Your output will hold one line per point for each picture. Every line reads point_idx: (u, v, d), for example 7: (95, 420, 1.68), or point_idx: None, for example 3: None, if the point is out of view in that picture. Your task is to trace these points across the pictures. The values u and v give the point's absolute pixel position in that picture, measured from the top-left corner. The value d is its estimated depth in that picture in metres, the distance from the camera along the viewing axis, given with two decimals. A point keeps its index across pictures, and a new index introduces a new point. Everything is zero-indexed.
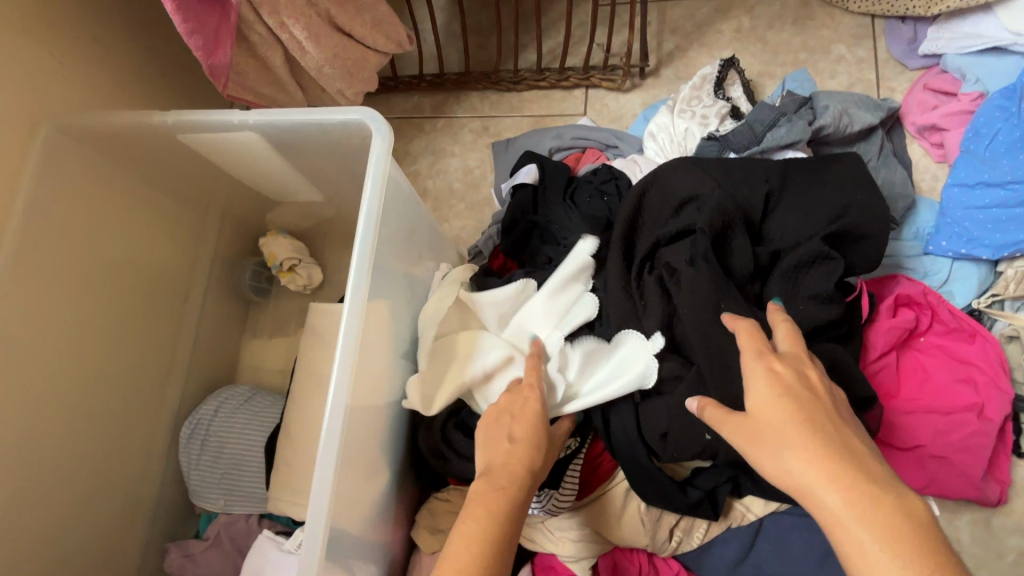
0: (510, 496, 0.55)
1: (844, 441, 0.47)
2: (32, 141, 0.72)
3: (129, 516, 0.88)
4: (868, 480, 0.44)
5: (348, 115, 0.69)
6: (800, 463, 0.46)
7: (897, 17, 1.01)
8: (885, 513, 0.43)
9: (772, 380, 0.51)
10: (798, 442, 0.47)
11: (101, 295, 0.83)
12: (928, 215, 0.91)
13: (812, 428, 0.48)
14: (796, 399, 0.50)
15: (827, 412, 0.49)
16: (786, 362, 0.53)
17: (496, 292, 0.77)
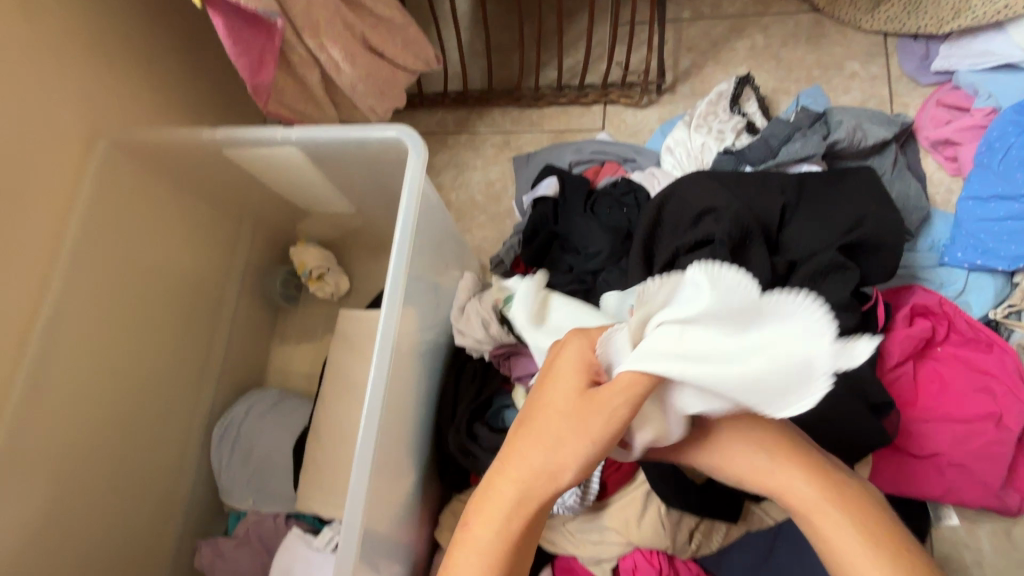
0: (517, 507, 0.48)
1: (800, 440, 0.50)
2: (89, 155, 0.77)
3: (163, 513, 0.92)
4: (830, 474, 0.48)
5: (386, 132, 0.73)
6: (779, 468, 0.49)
7: (909, 35, 1.03)
8: (855, 506, 0.47)
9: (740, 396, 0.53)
10: (767, 446, 0.50)
11: (146, 300, 0.87)
12: (943, 227, 0.92)
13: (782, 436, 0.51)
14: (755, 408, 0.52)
15: (780, 411, 0.52)
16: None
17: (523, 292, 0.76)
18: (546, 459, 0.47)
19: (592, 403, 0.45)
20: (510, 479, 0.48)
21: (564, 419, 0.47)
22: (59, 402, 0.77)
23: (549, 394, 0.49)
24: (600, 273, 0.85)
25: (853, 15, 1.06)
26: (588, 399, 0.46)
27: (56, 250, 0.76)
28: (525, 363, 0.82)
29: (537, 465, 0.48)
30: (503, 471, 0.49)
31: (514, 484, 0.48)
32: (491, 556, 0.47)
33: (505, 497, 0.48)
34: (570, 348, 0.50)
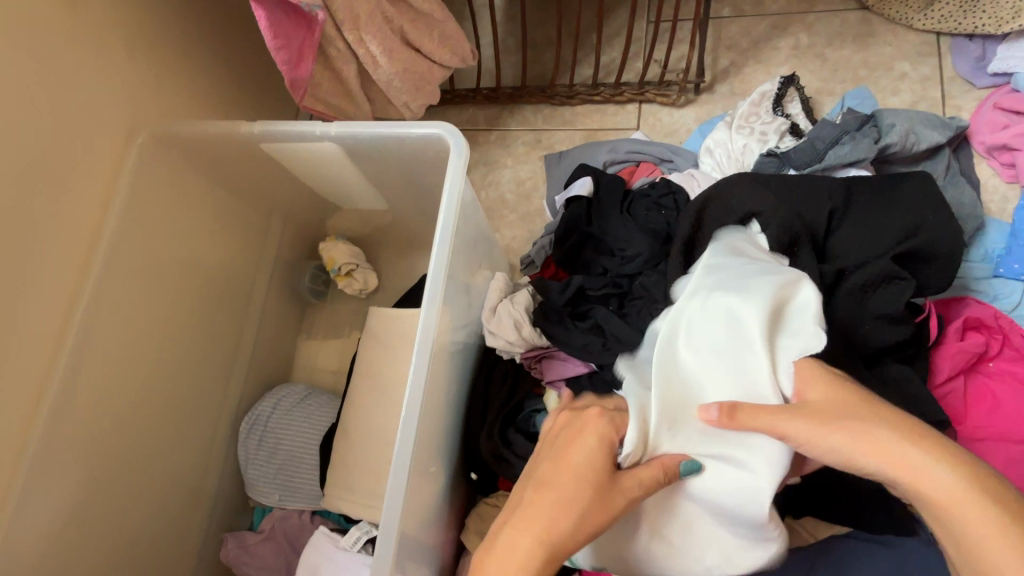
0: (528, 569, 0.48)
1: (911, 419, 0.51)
2: (128, 147, 0.77)
3: (191, 505, 0.92)
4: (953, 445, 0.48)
5: (427, 129, 0.72)
6: (899, 441, 0.48)
7: (964, 35, 0.99)
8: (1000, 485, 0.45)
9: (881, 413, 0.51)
10: (888, 422, 0.50)
11: (179, 293, 0.87)
12: (998, 236, 0.88)
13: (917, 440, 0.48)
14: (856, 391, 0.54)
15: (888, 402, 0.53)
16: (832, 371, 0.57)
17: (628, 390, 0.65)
18: (563, 525, 0.50)
19: (613, 482, 0.52)
20: (533, 534, 0.49)
21: (589, 493, 0.51)
22: (93, 393, 0.78)
23: (572, 464, 0.53)
24: (637, 277, 0.82)
25: (904, 14, 1.02)
26: (608, 482, 0.52)
27: (95, 241, 0.76)
28: (558, 367, 0.81)
29: (551, 521, 0.50)
30: (523, 524, 0.50)
31: (524, 543, 0.49)
32: None
33: (519, 548, 0.49)
34: (594, 426, 0.56)
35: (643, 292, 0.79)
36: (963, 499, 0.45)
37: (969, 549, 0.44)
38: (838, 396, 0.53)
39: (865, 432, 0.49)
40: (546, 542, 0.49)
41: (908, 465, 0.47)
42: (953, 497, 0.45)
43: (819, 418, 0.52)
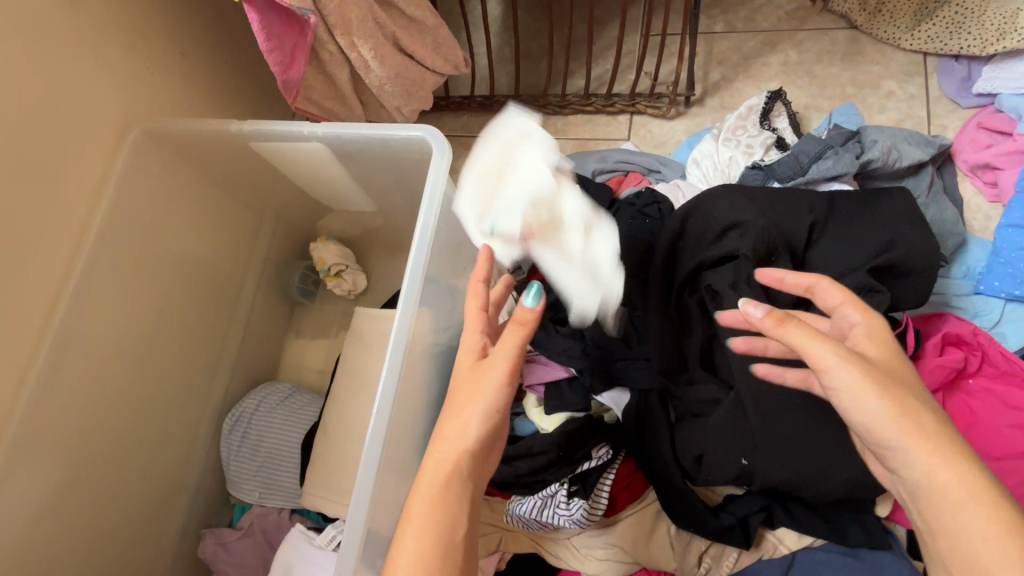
0: (465, 435, 0.57)
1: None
2: (122, 141, 0.79)
3: (171, 499, 0.92)
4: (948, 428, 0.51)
5: (412, 132, 0.74)
6: (917, 410, 0.49)
7: (951, 56, 1.01)
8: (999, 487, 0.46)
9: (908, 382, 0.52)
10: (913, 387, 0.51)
11: (167, 287, 0.88)
12: (979, 254, 0.89)
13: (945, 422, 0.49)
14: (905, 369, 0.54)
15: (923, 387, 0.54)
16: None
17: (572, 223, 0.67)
18: (457, 419, 0.58)
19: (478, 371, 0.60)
20: (454, 420, 0.58)
21: (467, 378, 0.60)
22: (78, 384, 0.79)
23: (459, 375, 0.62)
24: None
25: (892, 33, 1.03)
26: (478, 365, 0.61)
27: (84, 232, 0.77)
28: (538, 371, 0.81)
29: (466, 398, 0.58)
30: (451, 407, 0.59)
31: (449, 431, 0.58)
32: (440, 479, 0.56)
33: (443, 432, 0.58)
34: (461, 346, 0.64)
35: None
36: (982, 498, 0.45)
37: (964, 522, 0.45)
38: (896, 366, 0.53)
39: (904, 401, 0.49)
40: (461, 422, 0.58)
41: (929, 438, 0.47)
42: (967, 494, 0.45)
43: (873, 372, 0.50)
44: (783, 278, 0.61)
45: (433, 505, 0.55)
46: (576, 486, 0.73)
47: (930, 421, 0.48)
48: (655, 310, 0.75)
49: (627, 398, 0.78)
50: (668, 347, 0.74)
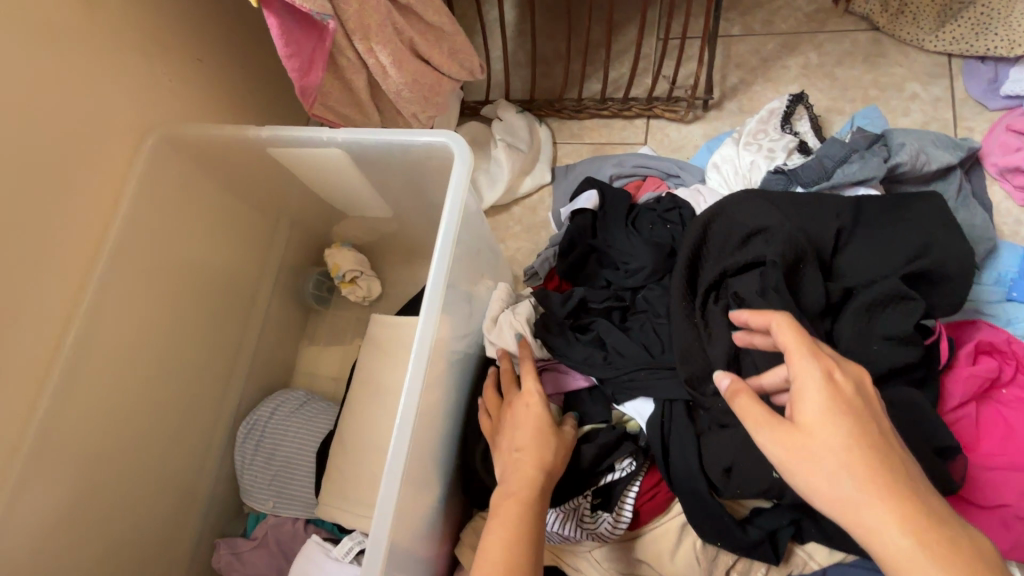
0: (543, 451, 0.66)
1: (884, 430, 0.47)
2: (139, 148, 0.79)
3: (185, 508, 0.91)
4: (903, 476, 0.44)
5: (431, 138, 0.73)
6: (835, 476, 0.44)
7: (977, 58, 0.99)
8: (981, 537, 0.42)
9: (853, 433, 0.46)
10: (846, 442, 0.45)
11: (182, 295, 0.88)
12: (1011, 260, 0.87)
13: (887, 483, 0.44)
14: (856, 417, 0.46)
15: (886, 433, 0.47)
16: (845, 369, 0.49)
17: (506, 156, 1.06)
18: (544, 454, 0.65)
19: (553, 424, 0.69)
20: (532, 434, 0.67)
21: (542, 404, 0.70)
22: (93, 392, 0.78)
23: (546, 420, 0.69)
24: (640, 290, 0.82)
25: (915, 35, 1.02)
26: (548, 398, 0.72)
27: (101, 240, 0.77)
28: (558, 379, 0.80)
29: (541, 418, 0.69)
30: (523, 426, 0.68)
31: (529, 441, 0.67)
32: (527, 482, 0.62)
33: (527, 443, 0.66)
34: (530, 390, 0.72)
35: (645, 306, 0.81)
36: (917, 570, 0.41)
37: None
38: (836, 422, 0.46)
39: (810, 464, 0.45)
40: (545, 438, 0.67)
41: (848, 508, 0.44)
42: (908, 560, 0.41)
43: (792, 441, 0.47)
44: (744, 321, 0.56)
45: (519, 519, 0.59)
46: (600, 499, 0.73)
47: (854, 488, 0.44)
48: (679, 318, 0.73)
49: (651, 407, 0.75)
50: (693, 353, 0.72)
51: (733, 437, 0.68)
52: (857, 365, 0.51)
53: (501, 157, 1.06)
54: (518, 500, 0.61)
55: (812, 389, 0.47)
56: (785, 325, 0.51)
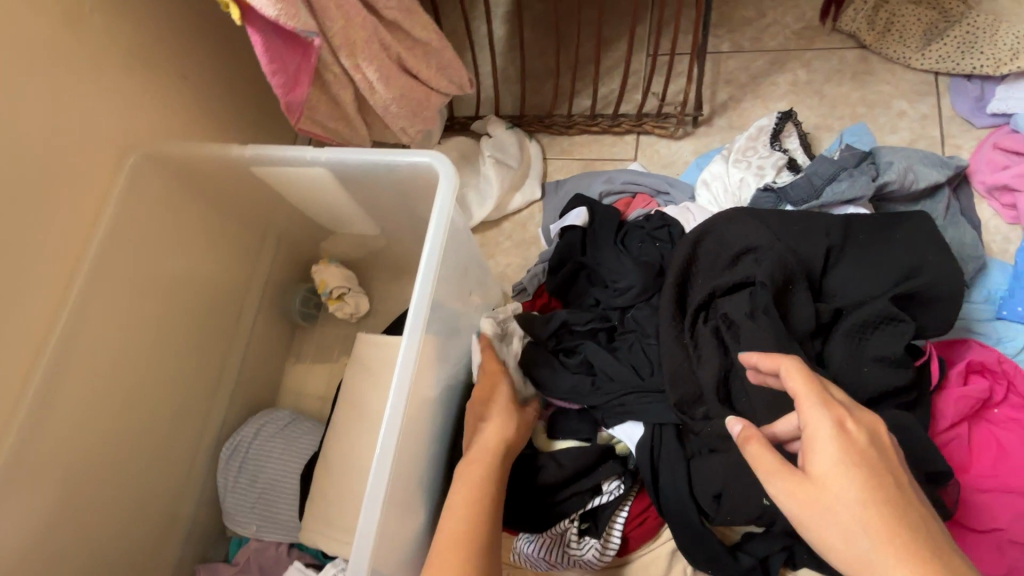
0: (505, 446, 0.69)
1: (901, 481, 0.46)
2: (120, 165, 0.77)
3: (164, 533, 0.89)
4: (917, 531, 0.43)
5: (417, 157, 0.72)
6: (851, 533, 0.43)
7: (963, 75, 0.99)
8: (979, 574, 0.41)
9: (868, 487, 0.44)
10: (862, 497, 0.44)
11: (164, 313, 0.86)
12: (1000, 278, 0.86)
13: (905, 541, 0.42)
14: (870, 469, 0.45)
15: (905, 487, 0.45)
16: (858, 420, 0.47)
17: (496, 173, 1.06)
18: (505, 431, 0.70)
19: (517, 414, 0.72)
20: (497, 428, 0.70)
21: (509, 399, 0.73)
22: (70, 414, 0.76)
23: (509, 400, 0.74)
24: (629, 310, 0.81)
25: (902, 53, 1.02)
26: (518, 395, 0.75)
27: (79, 259, 0.75)
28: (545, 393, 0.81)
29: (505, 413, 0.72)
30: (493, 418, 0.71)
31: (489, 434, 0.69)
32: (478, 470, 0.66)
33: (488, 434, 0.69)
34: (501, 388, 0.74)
35: (634, 326, 0.80)
36: None
37: None
38: (849, 474, 0.45)
39: (823, 517, 0.44)
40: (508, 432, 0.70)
41: (865, 566, 0.42)
42: None
43: (806, 495, 0.45)
44: (754, 363, 0.54)
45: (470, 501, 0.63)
46: (588, 523, 0.72)
47: (868, 544, 0.43)
48: (668, 338, 0.72)
49: (640, 431, 0.74)
50: (682, 376, 0.71)
51: (724, 463, 0.66)
52: (870, 414, 0.49)
53: (491, 174, 1.06)
54: (481, 465, 0.66)
55: (823, 440, 0.46)
56: (795, 370, 0.50)
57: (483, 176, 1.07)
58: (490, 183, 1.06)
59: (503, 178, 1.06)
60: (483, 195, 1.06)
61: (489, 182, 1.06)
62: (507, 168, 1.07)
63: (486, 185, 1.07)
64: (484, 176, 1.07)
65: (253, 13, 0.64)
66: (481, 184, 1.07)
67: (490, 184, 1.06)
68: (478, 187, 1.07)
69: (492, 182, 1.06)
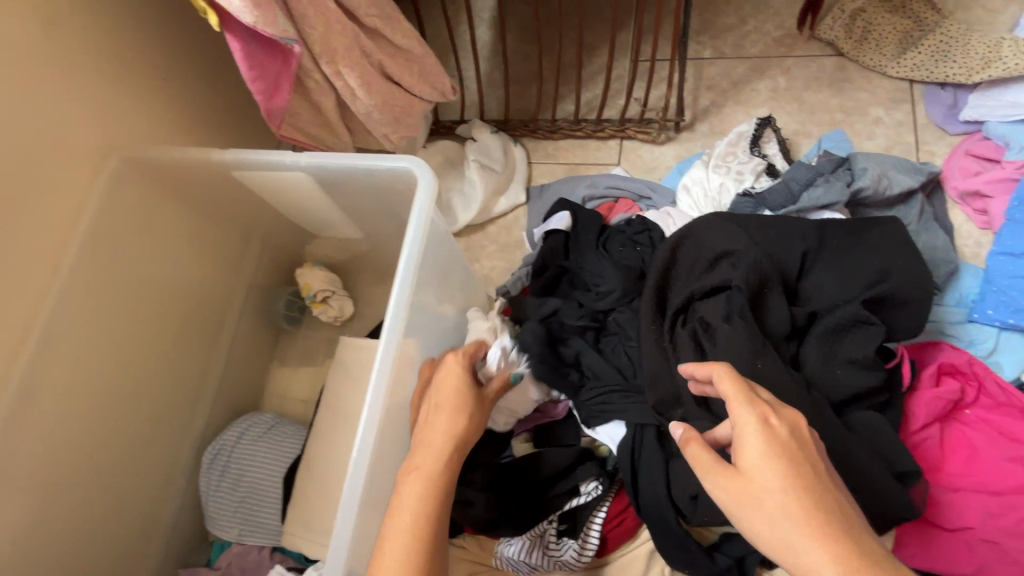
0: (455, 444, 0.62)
1: (822, 474, 0.46)
2: (100, 169, 0.77)
3: (145, 538, 0.88)
4: (841, 520, 0.44)
5: (397, 163, 0.73)
6: (775, 520, 0.44)
7: (937, 83, 1.02)
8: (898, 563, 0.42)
9: (792, 476, 0.45)
10: (784, 485, 0.45)
11: (144, 317, 0.86)
12: (972, 282, 0.89)
13: (826, 528, 0.43)
14: (793, 460, 0.46)
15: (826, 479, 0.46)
16: (781, 415, 0.49)
17: (480, 178, 1.06)
18: (457, 425, 0.63)
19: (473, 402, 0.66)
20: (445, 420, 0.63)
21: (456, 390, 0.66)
22: (46, 420, 0.75)
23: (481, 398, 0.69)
24: (610, 314, 0.82)
25: (878, 61, 1.04)
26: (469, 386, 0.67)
27: (58, 264, 0.75)
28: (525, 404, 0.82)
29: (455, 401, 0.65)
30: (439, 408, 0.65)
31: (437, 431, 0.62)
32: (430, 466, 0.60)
33: (435, 430, 0.62)
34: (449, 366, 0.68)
35: (615, 329, 0.81)
36: None
37: None
38: (773, 464, 0.46)
39: (747, 506, 0.45)
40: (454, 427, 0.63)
41: (789, 552, 0.43)
42: None
43: (734, 486, 0.46)
44: (691, 374, 0.57)
45: (422, 504, 0.58)
46: (566, 525, 0.73)
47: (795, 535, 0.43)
48: (647, 341, 0.73)
49: (622, 432, 0.75)
50: (659, 380, 0.72)
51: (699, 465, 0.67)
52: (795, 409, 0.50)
53: (476, 179, 1.06)
54: (423, 477, 0.59)
55: (748, 431, 0.47)
56: (724, 373, 0.52)
57: (468, 181, 1.07)
58: (475, 188, 1.07)
59: (487, 182, 1.06)
60: (467, 199, 1.07)
61: (473, 186, 1.07)
62: (492, 173, 1.07)
63: (471, 190, 1.07)
64: (469, 180, 1.07)
65: (232, 19, 0.65)
66: (466, 189, 1.07)
67: (475, 188, 1.07)
68: (463, 191, 1.08)
69: (476, 187, 1.06)
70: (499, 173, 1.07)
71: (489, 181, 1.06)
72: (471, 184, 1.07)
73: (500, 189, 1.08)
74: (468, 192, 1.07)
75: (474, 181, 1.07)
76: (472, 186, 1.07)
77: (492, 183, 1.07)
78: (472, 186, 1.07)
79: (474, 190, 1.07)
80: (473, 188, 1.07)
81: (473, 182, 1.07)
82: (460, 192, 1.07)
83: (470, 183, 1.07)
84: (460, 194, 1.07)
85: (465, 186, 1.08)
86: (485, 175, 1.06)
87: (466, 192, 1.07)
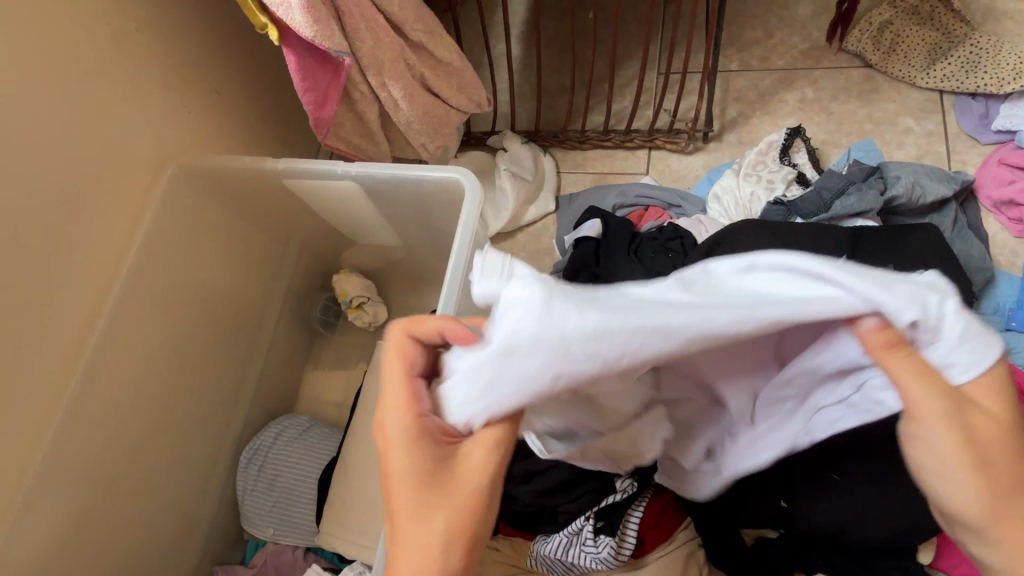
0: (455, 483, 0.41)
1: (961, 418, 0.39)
2: (157, 177, 0.81)
3: (184, 535, 0.91)
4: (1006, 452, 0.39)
5: (444, 172, 0.76)
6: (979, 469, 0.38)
7: (967, 94, 1.02)
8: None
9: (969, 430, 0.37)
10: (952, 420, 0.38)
11: (191, 318, 0.89)
12: (1008, 290, 0.88)
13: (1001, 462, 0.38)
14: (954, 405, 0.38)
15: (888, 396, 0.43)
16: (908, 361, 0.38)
17: (512, 187, 1.08)
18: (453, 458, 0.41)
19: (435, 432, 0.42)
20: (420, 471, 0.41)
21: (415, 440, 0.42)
22: (100, 418, 0.79)
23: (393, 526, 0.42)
24: None
25: (908, 72, 1.05)
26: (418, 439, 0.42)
27: (116, 267, 0.79)
28: None
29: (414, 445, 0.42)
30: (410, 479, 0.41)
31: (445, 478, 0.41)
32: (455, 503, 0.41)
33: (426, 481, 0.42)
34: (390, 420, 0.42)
35: None
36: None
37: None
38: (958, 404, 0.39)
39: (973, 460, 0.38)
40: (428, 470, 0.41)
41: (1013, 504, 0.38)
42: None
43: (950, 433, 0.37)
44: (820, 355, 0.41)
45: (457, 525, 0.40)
46: (603, 522, 0.69)
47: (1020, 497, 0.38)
48: None
49: None
50: None
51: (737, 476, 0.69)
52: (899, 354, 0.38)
53: (507, 188, 1.08)
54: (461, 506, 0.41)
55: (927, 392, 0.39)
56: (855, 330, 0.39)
57: (500, 190, 1.09)
58: (506, 197, 1.08)
59: (518, 192, 1.08)
60: (497, 208, 1.09)
61: (505, 195, 1.08)
62: (523, 182, 1.09)
63: (501, 199, 1.09)
64: (500, 188, 1.09)
65: (291, 33, 0.68)
66: (496, 197, 1.09)
67: (505, 197, 1.08)
68: (494, 200, 1.09)
69: (507, 195, 1.08)
70: (529, 184, 1.09)
71: (520, 191, 1.09)
72: (502, 192, 1.08)
73: (530, 197, 1.10)
74: (498, 200, 1.09)
75: (505, 190, 1.08)
76: (503, 195, 1.09)
77: (522, 192, 1.09)
78: (502, 194, 1.09)
79: (504, 199, 1.09)
80: (504, 196, 1.08)
81: (504, 191, 1.08)
82: (491, 200, 1.09)
83: (501, 192, 1.09)
84: (492, 203, 1.09)
85: (496, 195, 1.09)
86: (515, 185, 1.08)
87: (496, 201, 1.09)
